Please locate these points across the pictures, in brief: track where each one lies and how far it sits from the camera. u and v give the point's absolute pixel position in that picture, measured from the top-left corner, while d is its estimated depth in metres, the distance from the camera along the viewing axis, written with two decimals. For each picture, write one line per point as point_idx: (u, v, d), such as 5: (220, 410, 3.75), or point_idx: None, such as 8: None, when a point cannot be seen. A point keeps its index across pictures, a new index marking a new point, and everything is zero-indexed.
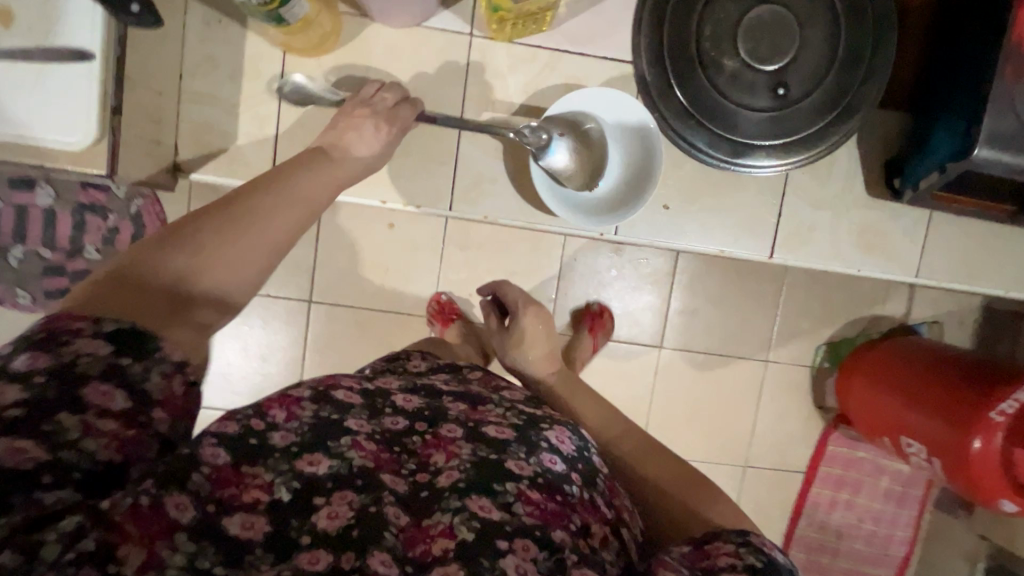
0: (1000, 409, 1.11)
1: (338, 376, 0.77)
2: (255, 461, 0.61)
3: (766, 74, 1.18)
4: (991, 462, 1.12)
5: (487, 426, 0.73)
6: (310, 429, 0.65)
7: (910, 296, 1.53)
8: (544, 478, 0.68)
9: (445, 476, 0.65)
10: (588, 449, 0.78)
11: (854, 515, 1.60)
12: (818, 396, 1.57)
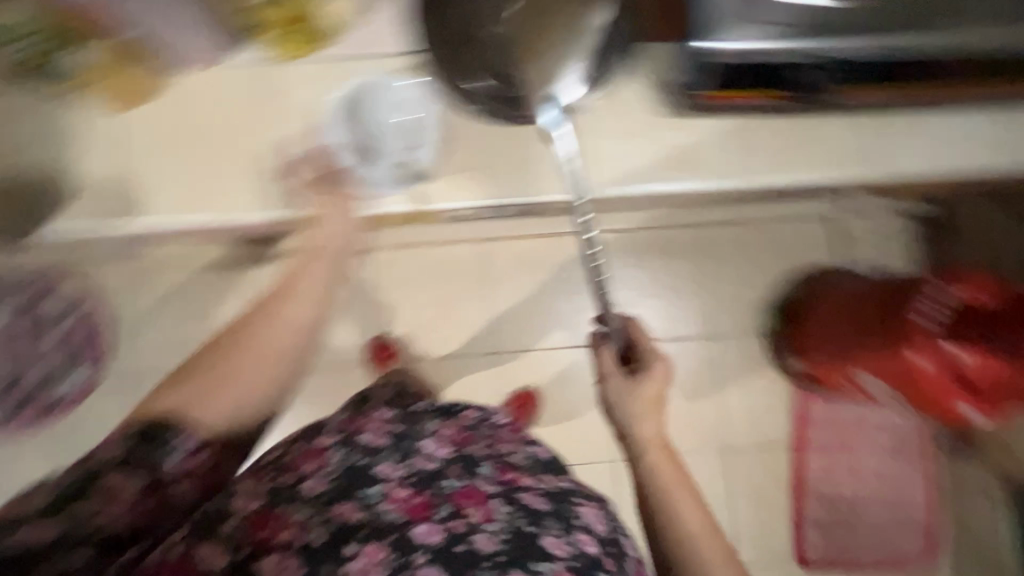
0: (941, 304, 1.06)
1: (369, 420, 0.99)
2: (279, 505, 0.83)
3: (530, 11, 0.88)
4: (965, 365, 1.01)
5: (522, 494, 0.86)
6: (346, 480, 0.85)
7: (840, 239, 1.51)
8: (580, 561, 0.79)
9: (484, 540, 0.77)
10: (620, 532, 0.91)
11: (858, 480, 1.49)
12: (778, 356, 1.51)
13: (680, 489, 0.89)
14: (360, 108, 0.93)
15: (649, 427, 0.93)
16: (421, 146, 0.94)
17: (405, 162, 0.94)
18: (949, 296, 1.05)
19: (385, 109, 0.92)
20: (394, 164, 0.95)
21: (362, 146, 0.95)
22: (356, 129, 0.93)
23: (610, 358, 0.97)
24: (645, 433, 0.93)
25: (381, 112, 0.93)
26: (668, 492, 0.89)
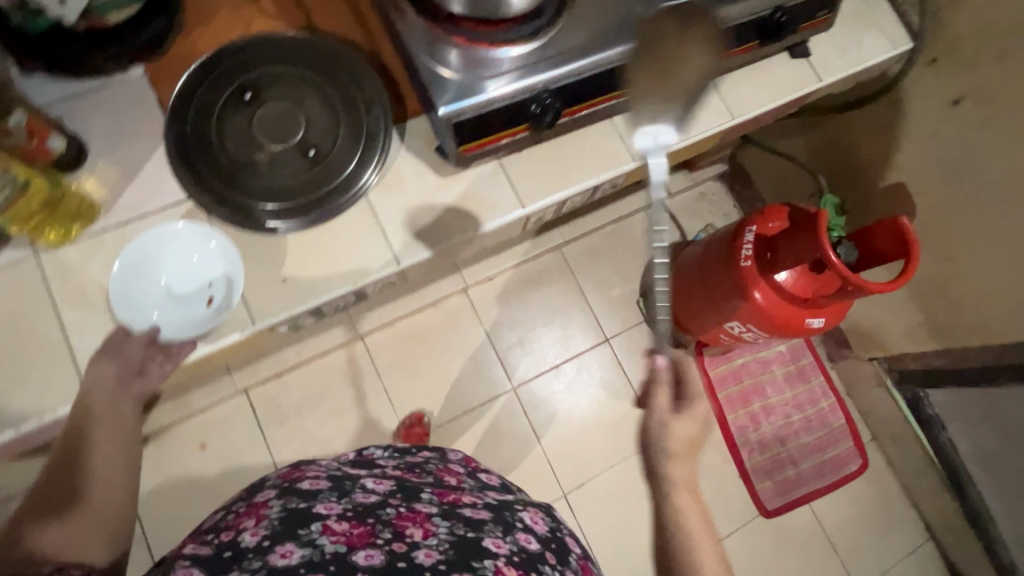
0: (745, 244, 1.21)
1: (306, 471, 0.87)
2: (226, 568, 0.65)
3: (293, 132, 0.79)
4: (783, 287, 1.16)
5: (461, 508, 0.82)
6: (281, 522, 0.70)
7: (674, 221, 1.70)
8: (520, 555, 0.74)
9: (425, 555, 0.69)
10: (559, 530, 0.87)
11: (780, 417, 1.59)
12: (670, 339, 1.62)
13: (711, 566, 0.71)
14: (132, 261, 0.74)
15: (684, 486, 0.76)
16: (216, 269, 0.76)
17: (210, 298, 0.76)
18: (747, 235, 1.22)
19: (167, 252, 0.76)
20: (197, 304, 0.76)
21: (150, 303, 0.75)
22: (135, 290, 0.74)
23: (661, 397, 0.78)
24: (682, 487, 0.76)
25: (165, 257, 0.76)
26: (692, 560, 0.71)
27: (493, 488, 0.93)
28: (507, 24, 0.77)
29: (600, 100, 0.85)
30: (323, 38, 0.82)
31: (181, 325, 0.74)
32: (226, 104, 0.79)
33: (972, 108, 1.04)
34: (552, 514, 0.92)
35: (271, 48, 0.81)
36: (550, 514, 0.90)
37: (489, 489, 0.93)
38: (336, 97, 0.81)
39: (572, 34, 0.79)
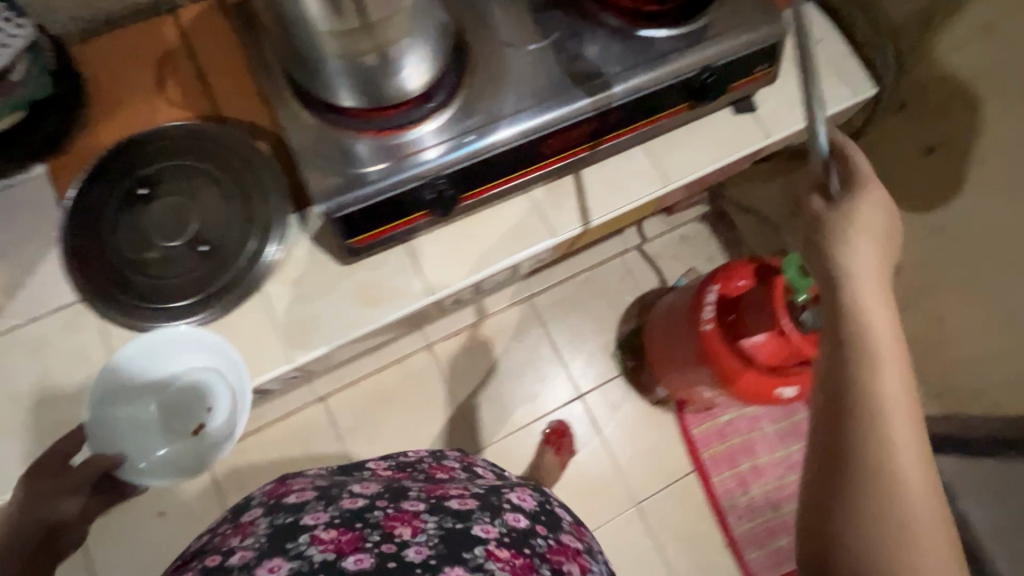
0: (706, 304, 1.12)
1: (291, 484, 0.85)
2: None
3: (186, 227, 0.77)
4: (748, 355, 1.06)
5: (449, 497, 0.82)
6: (263, 541, 0.70)
7: (653, 265, 1.62)
8: (510, 539, 0.77)
9: (413, 551, 0.69)
10: (548, 502, 0.91)
11: (772, 479, 1.47)
12: (649, 393, 1.52)
13: (911, 426, 0.48)
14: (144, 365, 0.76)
15: (873, 298, 0.52)
16: (216, 396, 0.79)
17: (200, 426, 0.79)
18: (709, 294, 1.13)
19: (168, 362, 0.77)
20: (203, 416, 0.80)
21: (136, 426, 0.78)
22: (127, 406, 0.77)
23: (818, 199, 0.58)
24: (866, 313, 0.51)
25: (166, 367, 0.78)
26: (881, 422, 0.48)
27: (479, 478, 0.95)
28: (399, 110, 0.73)
29: (510, 178, 0.79)
30: (221, 130, 0.81)
31: (167, 459, 0.78)
32: (119, 203, 0.77)
33: (948, 160, 0.93)
34: (538, 489, 0.95)
35: (170, 141, 0.80)
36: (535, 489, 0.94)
37: (476, 477, 0.94)
38: (230, 189, 0.78)
39: (469, 114, 0.75)
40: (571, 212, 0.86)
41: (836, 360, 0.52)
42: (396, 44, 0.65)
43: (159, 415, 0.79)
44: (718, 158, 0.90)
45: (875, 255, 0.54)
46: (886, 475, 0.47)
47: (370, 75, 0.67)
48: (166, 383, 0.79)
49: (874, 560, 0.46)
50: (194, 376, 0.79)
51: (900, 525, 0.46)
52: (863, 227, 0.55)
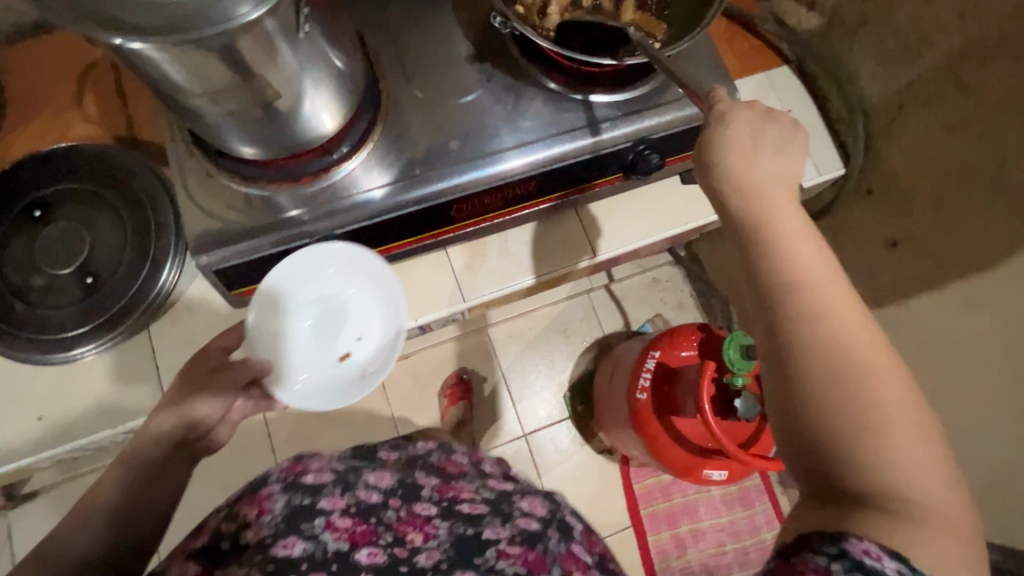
0: (645, 370, 1.06)
1: (306, 459, 0.73)
2: (234, 563, 0.60)
3: (79, 254, 0.74)
4: (679, 433, 1.01)
5: (460, 501, 0.72)
6: (286, 518, 0.63)
7: (619, 307, 1.55)
8: (521, 538, 0.69)
9: (424, 556, 0.64)
10: (559, 511, 0.80)
11: (711, 545, 1.42)
12: (596, 441, 1.48)
13: (856, 328, 0.46)
14: (270, 295, 0.72)
15: (776, 207, 0.51)
16: (367, 324, 0.76)
17: (345, 354, 0.76)
18: (649, 361, 1.06)
19: (316, 283, 0.74)
20: (335, 352, 0.76)
21: (289, 340, 0.74)
22: (274, 322, 0.73)
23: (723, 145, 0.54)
24: (774, 222, 0.50)
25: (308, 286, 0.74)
26: (824, 333, 0.45)
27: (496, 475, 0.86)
28: (293, 159, 0.68)
29: (421, 237, 0.77)
30: (124, 154, 0.77)
31: (317, 378, 0.74)
32: (11, 223, 0.74)
33: None
34: (552, 494, 0.84)
35: (68, 161, 0.76)
36: (549, 493, 0.83)
37: (487, 474, 0.84)
38: (126, 221, 0.75)
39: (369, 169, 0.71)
40: (489, 275, 0.84)
41: (761, 295, 0.49)
42: (283, 101, 0.59)
43: (311, 330, 0.75)
44: (655, 231, 0.86)
45: (769, 164, 0.53)
46: (849, 382, 0.44)
47: (255, 129, 0.61)
48: (317, 305, 0.75)
49: (880, 484, 0.42)
50: (321, 315, 0.76)
51: (879, 441, 0.43)
52: (742, 144, 0.53)
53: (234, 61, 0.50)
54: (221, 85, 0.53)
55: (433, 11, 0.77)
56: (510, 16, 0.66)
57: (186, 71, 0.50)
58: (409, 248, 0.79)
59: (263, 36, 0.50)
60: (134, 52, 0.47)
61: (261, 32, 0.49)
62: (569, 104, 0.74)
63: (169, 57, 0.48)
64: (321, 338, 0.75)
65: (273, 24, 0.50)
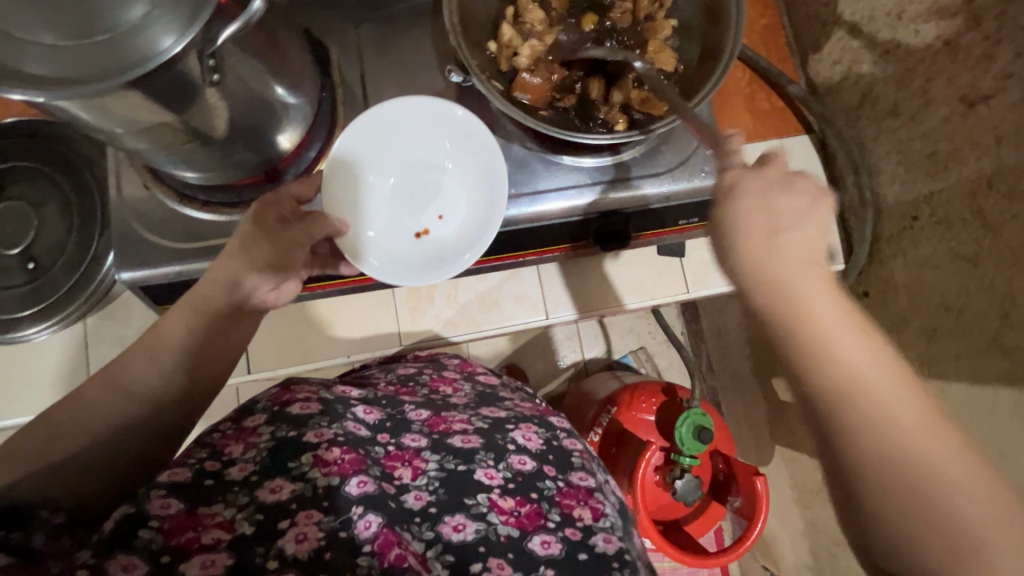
0: (596, 425, 1.01)
1: (298, 383, 0.58)
2: (213, 499, 0.45)
3: (28, 236, 0.74)
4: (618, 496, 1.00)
5: (452, 432, 0.58)
6: (269, 452, 0.49)
7: (604, 334, 1.33)
8: (516, 484, 0.56)
9: (413, 498, 0.52)
10: (558, 438, 0.63)
11: None
12: None
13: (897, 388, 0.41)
14: (360, 138, 0.66)
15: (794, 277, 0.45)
16: (453, 203, 0.68)
17: (424, 231, 0.68)
18: (603, 416, 1.01)
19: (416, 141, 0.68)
20: (411, 227, 0.68)
21: (368, 197, 0.67)
22: (358, 177, 0.67)
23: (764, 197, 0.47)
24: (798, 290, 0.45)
25: (406, 139, 0.68)
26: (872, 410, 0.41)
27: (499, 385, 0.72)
28: (233, 183, 0.65)
29: (358, 279, 0.74)
30: (82, 140, 0.75)
31: (384, 249, 0.66)
32: None
33: None
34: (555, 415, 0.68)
35: (29, 142, 0.76)
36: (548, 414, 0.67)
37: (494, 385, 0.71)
38: (75, 211, 0.74)
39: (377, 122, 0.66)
40: (430, 320, 0.83)
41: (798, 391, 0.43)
42: (219, 132, 0.54)
43: (390, 196, 0.68)
44: (614, 303, 0.84)
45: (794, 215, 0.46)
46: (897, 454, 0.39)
47: (193, 158, 0.57)
48: (408, 165, 0.68)
49: (944, 561, 0.38)
50: (407, 181, 0.69)
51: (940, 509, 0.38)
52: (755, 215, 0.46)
53: (162, 101, 0.45)
54: (148, 124, 0.48)
55: (408, 33, 0.70)
56: (473, 71, 0.59)
57: (101, 116, 0.45)
58: (337, 288, 0.75)
59: (184, 76, 0.44)
60: (44, 105, 0.43)
61: (192, 78, 0.45)
62: (538, 162, 0.69)
63: (81, 105, 0.43)
64: (400, 210, 0.68)
65: (198, 66, 0.44)
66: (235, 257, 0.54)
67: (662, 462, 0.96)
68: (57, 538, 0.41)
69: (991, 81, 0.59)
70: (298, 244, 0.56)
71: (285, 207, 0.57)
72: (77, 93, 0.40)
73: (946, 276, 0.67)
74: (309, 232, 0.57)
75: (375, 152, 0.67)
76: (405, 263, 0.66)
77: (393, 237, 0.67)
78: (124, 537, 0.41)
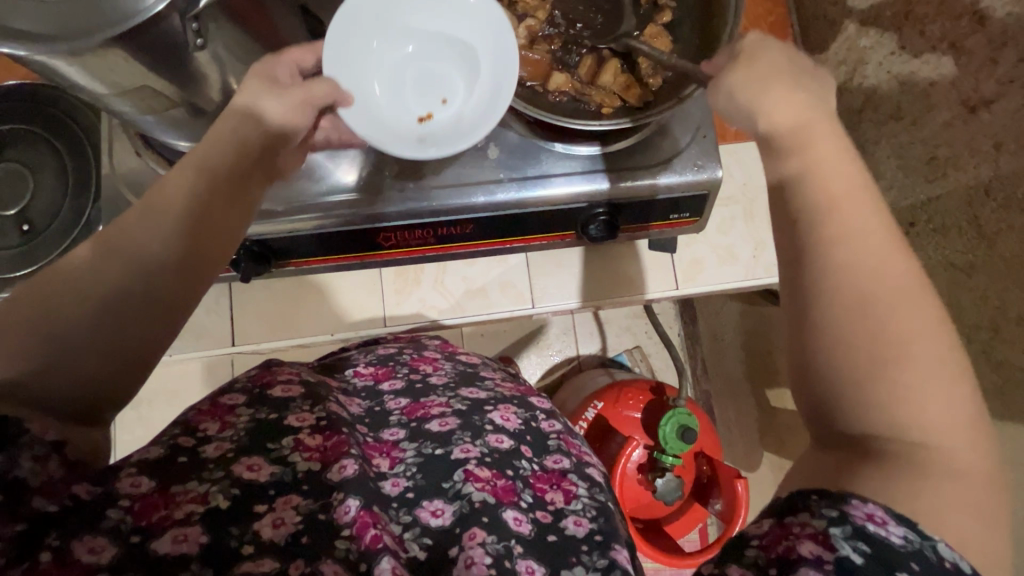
0: (582, 419, 1.01)
1: (279, 364, 0.57)
2: (188, 477, 0.43)
3: (23, 199, 0.74)
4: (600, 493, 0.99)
5: (429, 418, 0.57)
6: (247, 432, 0.47)
7: (599, 330, 1.32)
8: (494, 458, 0.53)
9: (390, 485, 0.51)
10: (536, 419, 0.61)
11: None
12: None
13: (890, 277, 0.39)
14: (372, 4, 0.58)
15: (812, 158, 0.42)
16: (456, 82, 0.61)
17: (427, 115, 0.60)
18: (589, 411, 1.00)
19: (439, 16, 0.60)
20: (415, 111, 0.60)
21: (376, 67, 0.60)
22: (359, 58, 0.58)
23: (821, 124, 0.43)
24: (813, 163, 0.42)
25: (429, 11, 0.60)
26: (850, 290, 0.39)
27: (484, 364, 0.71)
28: None
29: (345, 257, 0.74)
30: (82, 109, 0.76)
31: (381, 121, 0.58)
32: None
33: None
34: (538, 398, 0.66)
35: (30, 107, 0.77)
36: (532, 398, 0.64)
37: (481, 364, 0.70)
38: (71, 176, 0.75)
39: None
40: (415, 304, 0.83)
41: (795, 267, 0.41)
42: (209, 100, 0.55)
43: (400, 72, 0.60)
44: (601, 297, 0.83)
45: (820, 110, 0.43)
46: (858, 335, 0.38)
47: (182, 126, 0.58)
48: (427, 42, 0.61)
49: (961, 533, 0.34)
50: (422, 59, 0.61)
51: (885, 390, 0.37)
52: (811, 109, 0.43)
53: (149, 61, 0.45)
54: (131, 87, 0.49)
55: None
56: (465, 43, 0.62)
57: (87, 74, 0.45)
58: (324, 265, 0.76)
59: (169, 38, 0.44)
60: (31, 61, 0.43)
61: (179, 41, 0.45)
62: (531, 148, 0.69)
63: (66, 63, 0.43)
64: (402, 176, 0.68)
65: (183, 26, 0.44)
66: (229, 125, 0.47)
67: (646, 461, 0.96)
68: (44, 463, 0.37)
69: (994, 85, 0.58)
70: (302, 107, 0.50)
71: (280, 71, 0.51)
72: (57, 49, 0.40)
73: (944, 283, 0.70)
74: (315, 95, 0.51)
75: (394, 21, 0.60)
76: (404, 140, 0.58)
77: (397, 114, 0.59)
78: (90, 515, 0.38)
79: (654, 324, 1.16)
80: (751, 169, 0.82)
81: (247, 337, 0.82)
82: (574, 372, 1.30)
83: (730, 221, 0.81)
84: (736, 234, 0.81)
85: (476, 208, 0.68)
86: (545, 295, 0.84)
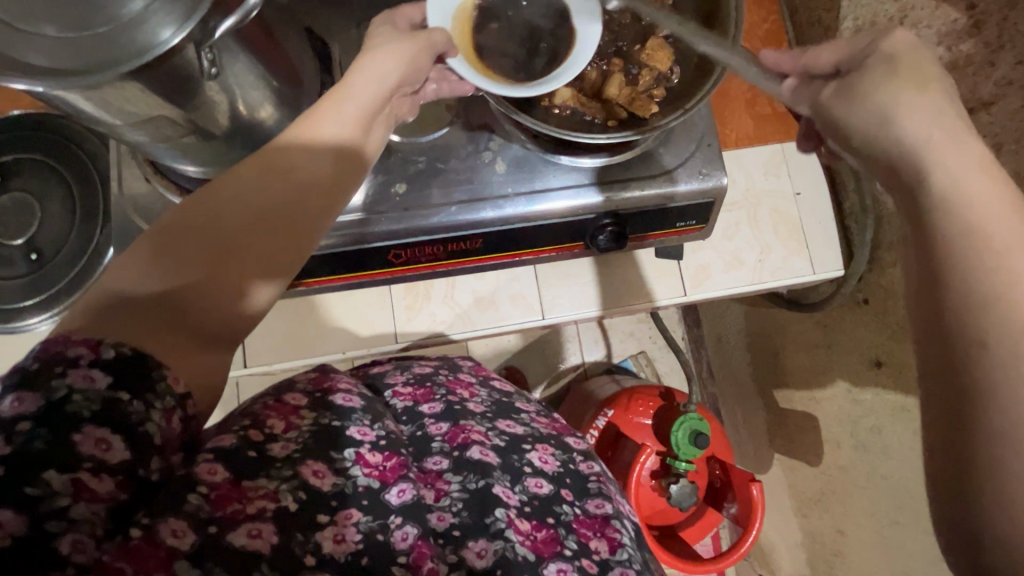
0: (593, 427, 1.00)
1: (335, 373, 0.53)
2: (257, 473, 0.40)
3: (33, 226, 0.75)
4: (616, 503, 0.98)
5: (472, 443, 0.53)
6: (313, 437, 0.44)
7: (604, 337, 1.33)
8: (533, 507, 0.51)
9: (437, 519, 0.47)
10: (574, 460, 0.58)
11: None
12: None
13: None
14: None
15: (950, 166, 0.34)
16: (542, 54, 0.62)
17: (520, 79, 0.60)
18: (599, 419, 1.00)
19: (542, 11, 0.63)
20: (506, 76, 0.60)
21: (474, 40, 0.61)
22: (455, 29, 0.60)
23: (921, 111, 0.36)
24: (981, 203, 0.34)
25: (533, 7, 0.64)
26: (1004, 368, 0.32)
27: (522, 394, 0.68)
28: None
29: (354, 276, 0.74)
30: (87, 136, 0.77)
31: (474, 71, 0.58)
32: None
33: (891, 383, 0.78)
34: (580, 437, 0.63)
35: (39, 135, 0.77)
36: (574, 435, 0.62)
37: (522, 394, 0.68)
38: (79, 204, 0.76)
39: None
40: (426, 319, 0.83)
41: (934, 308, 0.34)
42: (220, 126, 0.55)
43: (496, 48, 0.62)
44: (610, 306, 0.84)
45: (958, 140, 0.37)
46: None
47: (192, 151, 0.58)
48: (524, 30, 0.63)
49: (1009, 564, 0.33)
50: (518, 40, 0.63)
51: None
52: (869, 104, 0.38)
53: (164, 89, 0.45)
54: (145, 117, 0.49)
55: None
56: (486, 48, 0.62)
57: (101, 106, 0.45)
58: (334, 284, 0.76)
59: (182, 69, 0.44)
60: (47, 96, 0.43)
61: (193, 70, 0.45)
62: (537, 162, 0.69)
63: (82, 96, 0.44)
64: (408, 197, 0.69)
65: (194, 57, 0.44)
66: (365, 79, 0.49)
67: (658, 466, 0.96)
68: (169, 419, 0.38)
69: (991, 87, 0.59)
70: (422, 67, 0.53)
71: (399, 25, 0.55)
72: (74, 83, 0.40)
73: None
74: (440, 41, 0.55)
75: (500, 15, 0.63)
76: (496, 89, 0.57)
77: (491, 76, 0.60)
78: (171, 497, 0.37)
79: (659, 329, 1.17)
80: (753, 175, 0.83)
81: (257, 359, 0.82)
82: (580, 380, 1.30)
83: (735, 225, 0.82)
84: (741, 239, 0.82)
85: (484, 223, 0.68)
86: (554, 306, 0.84)
